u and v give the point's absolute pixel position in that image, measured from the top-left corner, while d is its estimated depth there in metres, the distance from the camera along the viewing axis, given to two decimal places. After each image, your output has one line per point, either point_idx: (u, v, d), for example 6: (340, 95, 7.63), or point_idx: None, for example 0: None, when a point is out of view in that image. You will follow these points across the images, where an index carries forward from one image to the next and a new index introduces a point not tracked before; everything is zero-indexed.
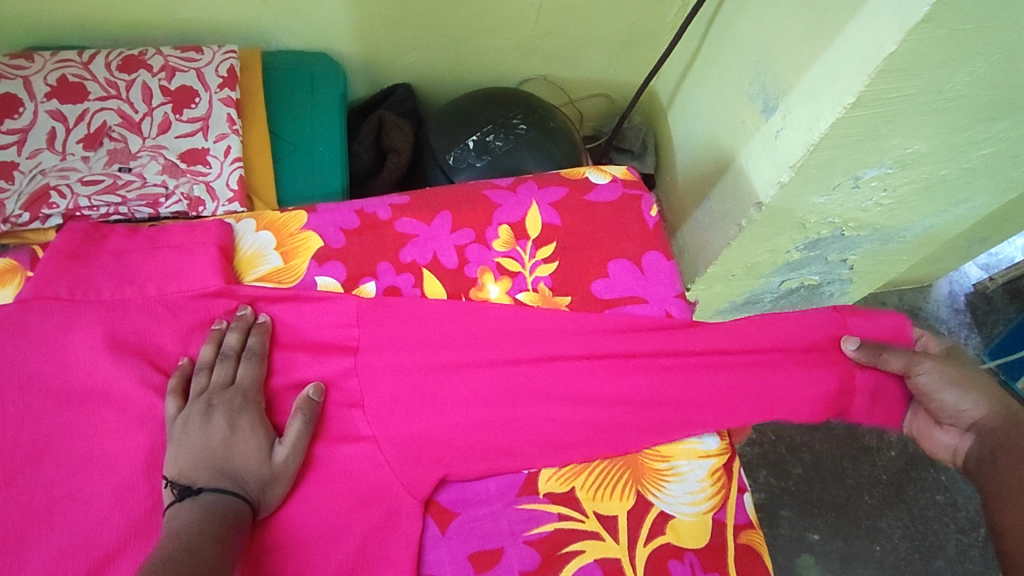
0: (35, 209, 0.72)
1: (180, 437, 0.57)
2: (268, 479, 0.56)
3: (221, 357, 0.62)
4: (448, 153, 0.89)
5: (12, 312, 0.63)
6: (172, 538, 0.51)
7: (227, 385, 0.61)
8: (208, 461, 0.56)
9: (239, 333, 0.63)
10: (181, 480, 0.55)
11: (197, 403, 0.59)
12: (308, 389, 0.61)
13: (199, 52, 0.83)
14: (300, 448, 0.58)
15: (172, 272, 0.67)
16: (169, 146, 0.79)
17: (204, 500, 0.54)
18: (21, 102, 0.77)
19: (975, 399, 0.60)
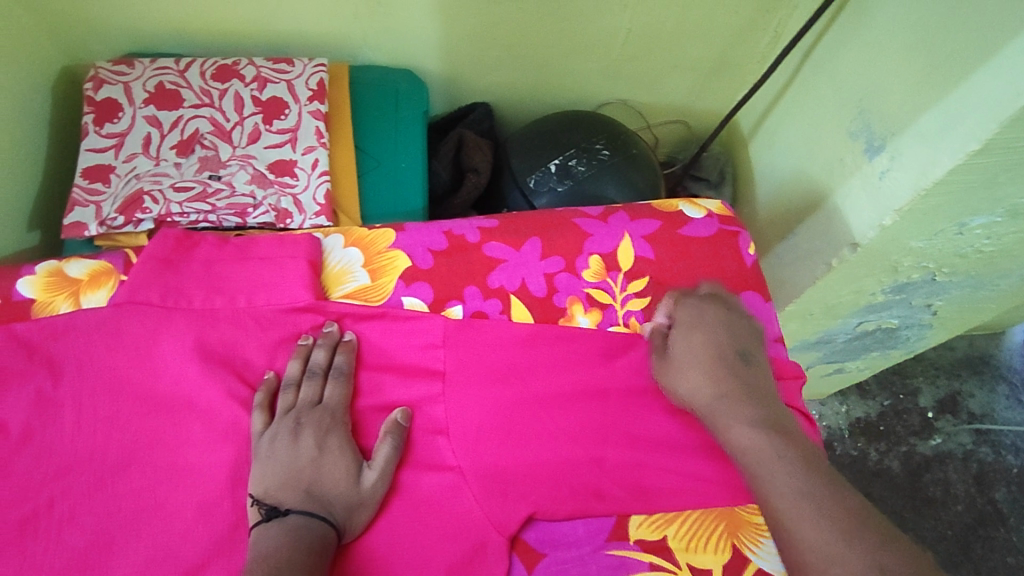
0: (130, 213, 0.73)
1: (268, 455, 0.57)
2: (354, 504, 0.56)
3: (309, 375, 0.61)
4: (529, 176, 0.88)
5: (108, 316, 0.64)
6: (263, 562, 0.50)
7: (314, 404, 0.60)
8: (296, 480, 0.56)
9: (326, 351, 0.63)
10: (268, 499, 0.55)
11: (285, 421, 0.58)
12: (395, 413, 0.60)
13: (290, 64, 0.84)
14: (388, 473, 0.57)
15: (261, 284, 0.66)
16: (258, 157, 0.79)
17: (292, 522, 0.53)
18: (120, 107, 0.79)
19: (703, 340, 0.62)
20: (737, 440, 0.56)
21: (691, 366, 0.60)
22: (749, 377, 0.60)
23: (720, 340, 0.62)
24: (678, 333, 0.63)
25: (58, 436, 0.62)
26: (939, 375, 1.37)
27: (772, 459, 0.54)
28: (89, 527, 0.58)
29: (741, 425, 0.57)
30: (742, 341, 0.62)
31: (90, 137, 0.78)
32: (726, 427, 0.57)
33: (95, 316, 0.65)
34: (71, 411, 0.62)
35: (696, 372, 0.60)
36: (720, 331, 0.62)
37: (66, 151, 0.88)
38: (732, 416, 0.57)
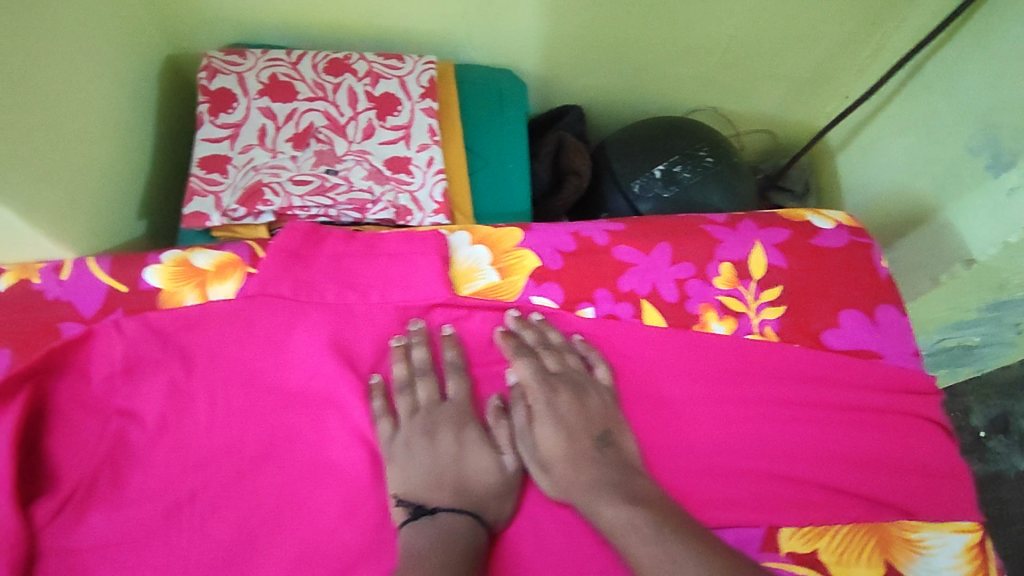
0: (251, 205, 0.73)
1: (407, 457, 0.59)
2: (502, 492, 0.58)
3: (420, 373, 0.63)
4: (633, 181, 0.88)
5: (240, 307, 0.64)
6: (427, 556, 0.51)
7: (438, 401, 0.62)
8: (435, 474, 0.58)
9: (423, 349, 0.64)
10: (411, 498, 0.57)
11: (416, 422, 0.60)
12: (520, 370, 0.62)
13: (401, 60, 0.83)
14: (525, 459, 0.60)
15: (395, 281, 0.67)
16: (373, 152, 0.79)
17: (442, 519, 0.55)
18: (235, 96, 0.79)
19: (539, 420, 0.61)
20: (608, 523, 0.55)
21: (547, 445, 0.60)
22: (593, 461, 0.58)
23: (595, 420, 0.60)
24: (539, 419, 0.61)
25: (194, 427, 0.61)
26: (991, 394, 1.36)
27: (643, 541, 0.52)
28: (232, 523, 0.58)
29: (611, 506, 0.55)
30: (597, 424, 0.60)
31: (206, 127, 0.77)
32: (598, 509, 0.56)
33: (228, 305, 0.65)
34: (209, 402, 0.62)
35: (551, 452, 0.59)
36: (589, 413, 0.61)
37: (172, 139, 0.89)
38: (599, 499, 0.56)
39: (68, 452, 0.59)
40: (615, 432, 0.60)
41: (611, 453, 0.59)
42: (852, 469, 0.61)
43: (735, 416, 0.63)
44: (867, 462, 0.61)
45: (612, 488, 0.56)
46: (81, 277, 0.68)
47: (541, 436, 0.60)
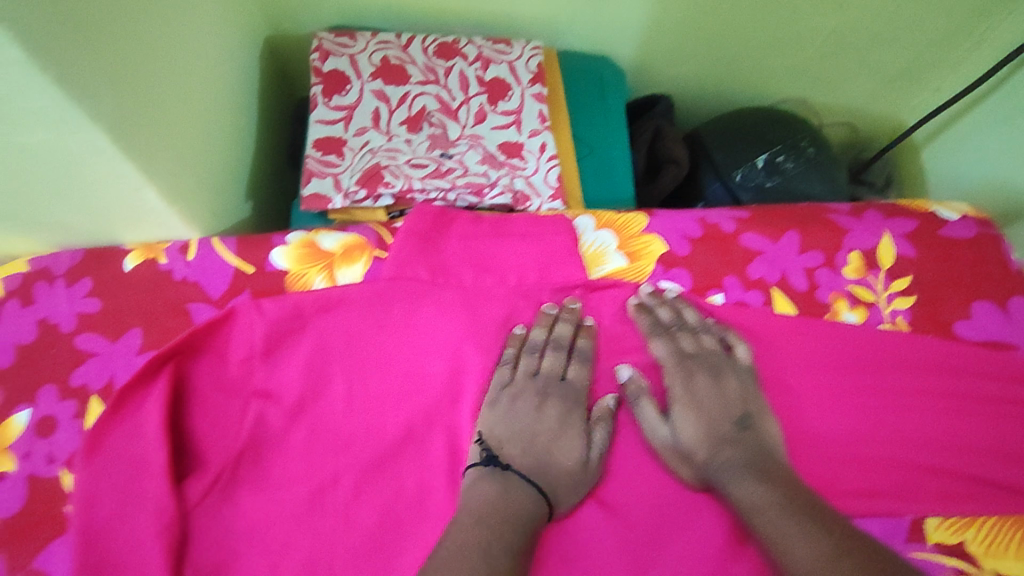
0: (371, 187, 0.72)
1: (511, 410, 0.61)
2: (576, 483, 0.59)
3: (554, 346, 0.64)
4: (735, 170, 0.88)
5: (380, 289, 0.65)
6: (474, 516, 0.53)
7: (559, 378, 0.63)
8: (523, 441, 0.60)
9: (569, 327, 0.65)
10: (492, 444, 0.59)
11: (532, 386, 0.62)
12: (658, 349, 0.64)
13: (509, 45, 0.83)
14: (605, 453, 0.60)
15: (530, 263, 0.69)
16: (486, 137, 0.79)
17: (512, 479, 0.57)
18: (348, 78, 0.78)
19: (677, 400, 0.62)
20: (740, 498, 0.56)
21: (686, 425, 0.61)
22: (730, 442, 0.60)
23: (732, 403, 0.62)
24: (679, 401, 0.62)
25: (332, 411, 0.61)
26: None
27: (774, 516, 0.54)
28: (376, 507, 0.57)
29: (744, 483, 0.57)
30: (738, 407, 0.61)
31: (320, 109, 0.77)
32: (731, 486, 0.57)
33: (366, 288, 0.65)
34: (347, 384, 0.62)
35: (689, 433, 0.61)
36: (725, 396, 0.62)
37: (274, 122, 0.89)
38: (734, 477, 0.57)
39: (212, 432, 0.60)
40: (753, 415, 0.61)
41: (752, 436, 0.60)
42: (990, 461, 0.62)
43: (871, 404, 0.63)
44: (1005, 454, 0.62)
45: (746, 467, 0.58)
46: (208, 257, 0.67)
47: (681, 417, 0.62)
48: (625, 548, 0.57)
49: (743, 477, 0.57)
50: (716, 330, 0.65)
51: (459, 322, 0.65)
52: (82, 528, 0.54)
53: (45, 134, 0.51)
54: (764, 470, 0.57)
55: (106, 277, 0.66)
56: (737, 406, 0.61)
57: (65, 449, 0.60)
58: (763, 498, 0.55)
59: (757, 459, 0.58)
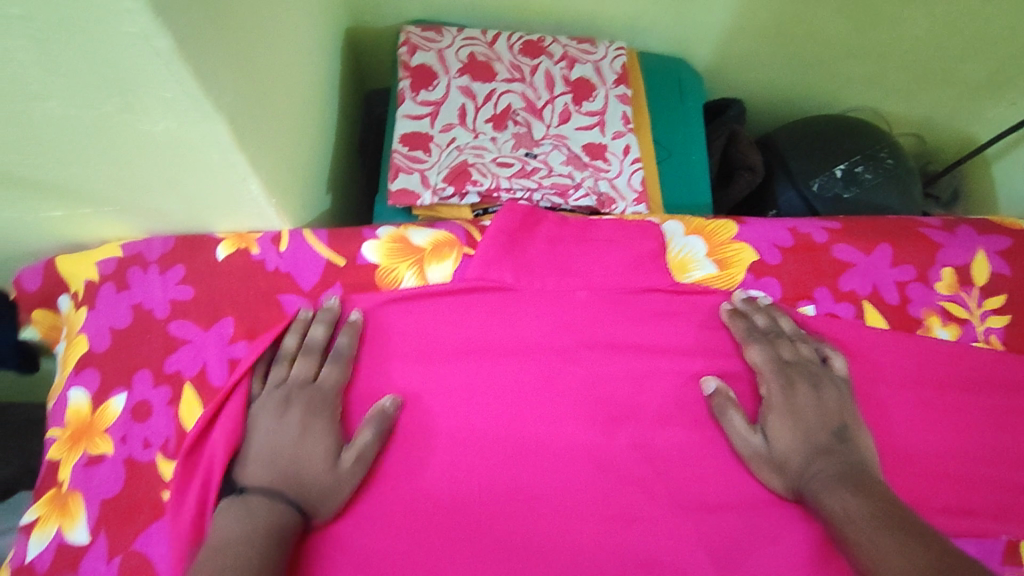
0: (459, 184, 0.73)
1: (257, 422, 0.57)
2: (327, 492, 0.55)
3: (304, 351, 0.62)
4: (812, 180, 0.87)
5: (466, 291, 0.67)
6: (214, 548, 0.49)
7: (308, 382, 0.60)
8: (297, 459, 0.55)
9: (324, 328, 0.63)
10: (247, 469, 0.55)
11: (278, 393, 0.59)
12: (755, 354, 0.63)
13: (594, 45, 0.84)
14: (367, 458, 0.57)
15: (611, 269, 0.67)
16: (571, 137, 0.79)
17: (251, 503, 0.52)
18: (435, 74, 0.79)
19: (771, 408, 0.61)
20: (832, 511, 0.54)
21: (780, 434, 0.59)
22: (825, 453, 0.58)
23: (828, 415, 0.60)
24: (772, 409, 0.60)
25: (424, 406, 0.62)
26: None
27: (869, 528, 0.51)
28: (471, 506, 0.58)
29: (838, 495, 0.54)
30: (835, 417, 0.59)
31: (407, 104, 0.77)
32: (824, 497, 0.55)
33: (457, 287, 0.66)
34: (436, 380, 0.63)
35: (782, 443, 0.59)
36: (822, 407, 0.60)
37: (352, 116, 0.90)
38: (827, 489, 0.55)
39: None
40: (848, 430, 0.59)
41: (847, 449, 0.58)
42: None
43: (965, 423, 0.63)
44: None
45: (841, 479, 0.55)
46: (300, 248, 0.67)
47: (774, 425, 0.60)
48: (716, 557, 0.58)
49: (837, 489, 0.55)
50: (809, 342, 0.64)
51: (547, 323, 0.66)
52: (181, 512, 0.55)
53: (166, 122, 0.52)
54: (861, 484, 0.55)
55: (198, 264, 0.67)
56: (834, 420, 0.59)
57: (160, 434, 0.60)
58: (859, 509, 0.52)
59: (853, 473, 0.56)
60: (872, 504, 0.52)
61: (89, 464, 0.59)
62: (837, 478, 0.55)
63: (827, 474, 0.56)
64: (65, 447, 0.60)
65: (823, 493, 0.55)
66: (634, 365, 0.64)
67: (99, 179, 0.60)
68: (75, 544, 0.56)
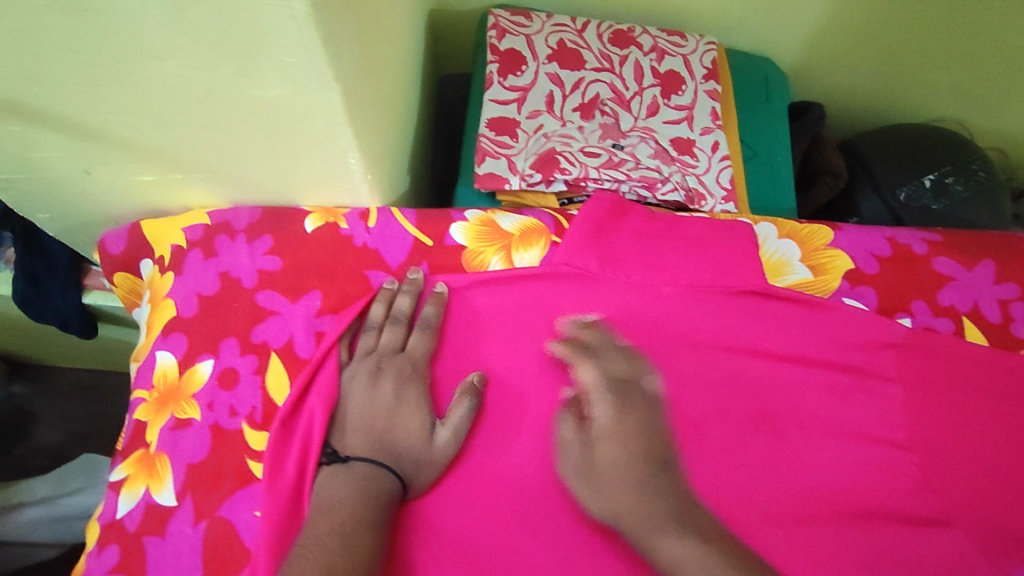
0: (547, 171, 0.71)
1: (349, 392, 0.59)
2: (422, 460, 0.56)
3: (391, 321, 0.62)
4: (900, 189, 0.85)
5: (551, 279, 0.65)
6: (322, 508, 0.51)
7: (396, 350, 0.61)
8: (393, 430, 0.57)
9: (409, 299, 0.63)
10: (340, 441, 0.57)
11: (366, 362, 0.60)
12: (588, 373, 0.58)
13: (683, 38, 0.82)
14: (459, 433, 0.57)
15: (702, 266, 0.66)
16: (658, 130, 0.77)
17: (356, 470, 0.54)
18: (524, 59, 0.77)
19: (595, 429, 0.55)
20: (670, 558, 0.48)
21: (603, 452, 0.54)
22: (654, 485, 0.52)
23: (641, 442, 0.54)
24: (603, 434, 0.55)
25: (507, 395, 0.61)
26: None
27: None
28: (558, 496, 0.58)
29: (676, 538, 0.49)
30: (659, 443, 0.54)
31: (495, 88, 0.76)
32: (658, 542, 0.49)
33: (544, 275, 0.65)
34: (521, 364, 0.62)
35: (602, 461, 0.54)
36: (651, 434, 0.55)
37: (430, 98, 0.89)
38: (659, 530, 0.50)
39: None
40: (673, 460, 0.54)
41: (829, 473, 0.59)
42: None
43: None
44: None
45: (661, 518, 0.50)
46: (388, 226, 0.66)
47: (601, 447, 0.55)
48: None
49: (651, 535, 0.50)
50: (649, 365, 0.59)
51: (629, 318, 0.64)
52: (271, 481, 0.56)
53: (281, 89, 0.52)
54: (687, 530, 0.49)
55: (286, 236, 0.66)
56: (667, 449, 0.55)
57: (246, 403, 0.60)
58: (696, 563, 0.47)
59: (681, 513, 0.50)
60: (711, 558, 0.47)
61: (177, 427, 0.59)
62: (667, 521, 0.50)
63: (635, 506, 0.52)
64: (153, 409, 0.61)
65: (649, 531, 0.50)
66: (724, 367, 0.62)
67: (200, 145, 0.61)
68: (163, 505, 0.57)
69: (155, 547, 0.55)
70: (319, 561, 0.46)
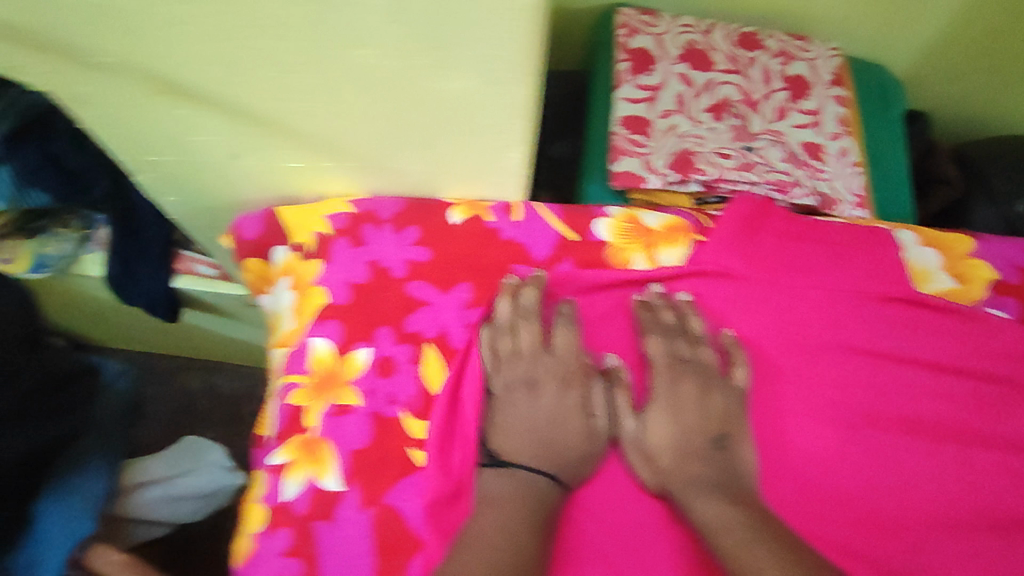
0: (686, 171, 0.72)
1: (508, 400, 0.63)
2: (582, 463, 0.60)
3: (523, 316, 0.64)
4: (1017, 200, 0.84)
5: (697, 278, 0.66)
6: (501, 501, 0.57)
7: (546, 352, 0.63)
8: (551, 432, 0.61)
9: (532, 293, 0.64)
10: (501, 445, 0.61)
11: (521, 366, 0.63)
12: (652, 348, 0.61)
13: (807, 43, 0.82)
14: (625, 415, 0.61)
15: (847, 270, 0.67)
16: (787, 134, 0.77)
17: (520, 475, 0.59)
18: (655, 58, 0.77)
19: (656, 404, 0.60)
20: (702, 516, 0.55)
21: (659, 423, 0.59)
22: (695, 453, 0.59)
23: (698, 416, 0.59)
24: (658, 408, 0.59)
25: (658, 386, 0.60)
26: None
27: (741, 539, 0.52)
28: None
29: (708, 500, 0.55)
30: (718, 424, 0.58)
31: (627, 87, 0.76)
32: (693, 502, 0.56)
33: (690, 275, 0.66)
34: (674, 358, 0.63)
35: (661, 433, 0.59)
36: (705, 407, 0.59)
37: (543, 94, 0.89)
38: (694, 491, 0.57)
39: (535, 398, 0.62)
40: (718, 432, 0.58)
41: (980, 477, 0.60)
42: None
43: None
44: None
45: (705, 481, 0.57)
46: (534, 221, 0.67)
47: (655, 418, 0.59)
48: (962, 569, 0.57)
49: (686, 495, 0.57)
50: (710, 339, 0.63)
51: (776, 318, 0.64)
52: (442, 471, 0.59)
53: (470, 82, 0.52)
54: (726, 493, 0.56)
55: (433, 227, 0.67)
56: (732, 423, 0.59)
57: (405, 392, 0.62)
58: (727, 521, 0.53)
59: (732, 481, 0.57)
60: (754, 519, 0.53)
61: (337, 414, 0.60)
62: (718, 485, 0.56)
63: (686, 472, 0.58)
64: (311, 394, 0.62)
65: (682, 492, 0.57)
66: (871, 372, 0.63)
67: (363, 135, 0.61)
68: (329, 490, 0.58)
69: (325, 532, 0.57)
70: (480, 555, 0.52)
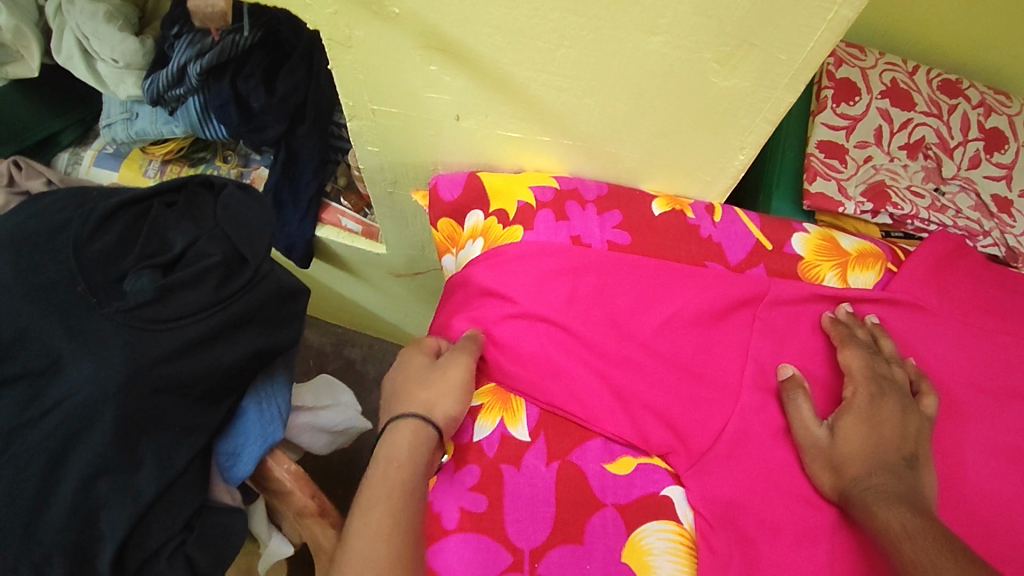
0: (880, 203, 0.74)
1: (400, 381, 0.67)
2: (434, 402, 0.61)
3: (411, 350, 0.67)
4: None
5: (891, 303, 0.67)
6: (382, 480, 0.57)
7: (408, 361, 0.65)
8: (423, 382, 0.63)
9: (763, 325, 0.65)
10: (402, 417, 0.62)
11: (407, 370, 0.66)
12: (852, 358, 0.62)
13: (1008, 99, 0.83)
14: (806, 420, 0.60)
15: None
16: (979, 184, 0.78)
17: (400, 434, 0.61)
18: (858, 90, 0.80)
19: (851, 413, 0.59)
20: (881, 521, 0.51)
21: (851, 431, 0.58)
22: (883, 463, 0.55)
23: (895, 431, 0.57)
24: (852, 415, 0.59)
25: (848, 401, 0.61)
26: None
27: (925, 543, 0.47)
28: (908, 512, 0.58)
29: (892, 507, 0.51)
30: (911, 443, 0.57)
31: (827, 113, 0.79)
32: (874, 510, 0.52)
33: (885, 300, 0.67)
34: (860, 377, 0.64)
35: (849, 443, 0.57)
36: (903, 426, 0.58)
37: None
38: (877, 497, 0.53)
39: (724, 392, 0.62)
40: (908, 452, 0.56)
41: None
42: None
43: None
44: None
45: (890, 488, 0.53)
46: (733, 224, 0.71)
47: (850, 425, 0.58)
48: None
49: (867, 501, 0.53)
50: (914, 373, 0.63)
51: (972, 356, 0.65)
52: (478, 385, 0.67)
53: (741, 79, 0.57)
54: (914, 503, 0.51)
55: (635, 215, 0.71)
56: (923, 449, 0.57)
57: None
58: (910, 524, 0.49)
59: (919, 497, 0.53)
60: (934, 527, 0.49)
61: None
62: (904, 494, 0.52)
63: (868, 479, 0.55)
64: None
65: (864, 496, 0.54)
66: None
67: (603, 115, 0.65)
68: (519, 438, 0.62)
69: (510, 476, 0.60)
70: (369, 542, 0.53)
